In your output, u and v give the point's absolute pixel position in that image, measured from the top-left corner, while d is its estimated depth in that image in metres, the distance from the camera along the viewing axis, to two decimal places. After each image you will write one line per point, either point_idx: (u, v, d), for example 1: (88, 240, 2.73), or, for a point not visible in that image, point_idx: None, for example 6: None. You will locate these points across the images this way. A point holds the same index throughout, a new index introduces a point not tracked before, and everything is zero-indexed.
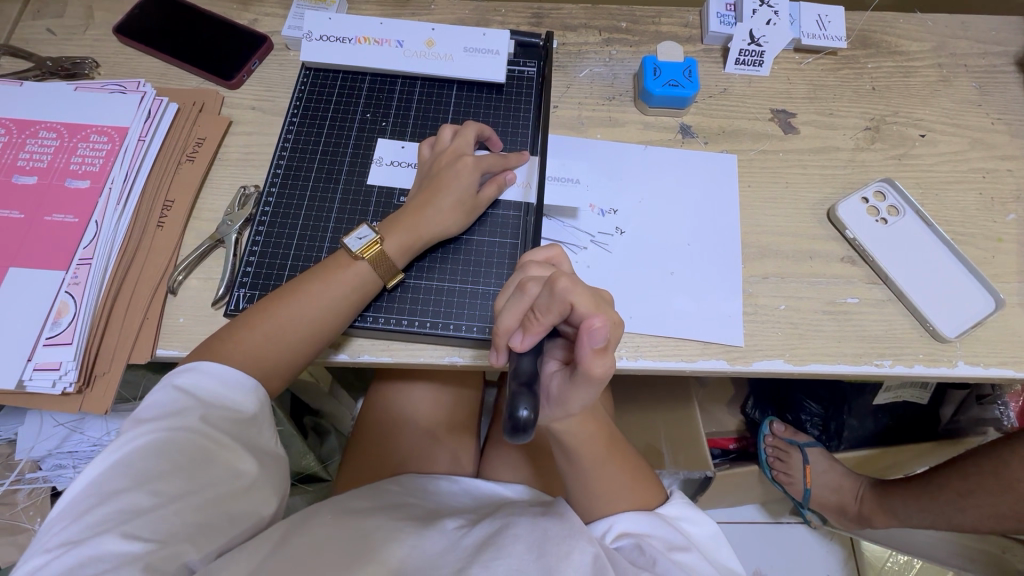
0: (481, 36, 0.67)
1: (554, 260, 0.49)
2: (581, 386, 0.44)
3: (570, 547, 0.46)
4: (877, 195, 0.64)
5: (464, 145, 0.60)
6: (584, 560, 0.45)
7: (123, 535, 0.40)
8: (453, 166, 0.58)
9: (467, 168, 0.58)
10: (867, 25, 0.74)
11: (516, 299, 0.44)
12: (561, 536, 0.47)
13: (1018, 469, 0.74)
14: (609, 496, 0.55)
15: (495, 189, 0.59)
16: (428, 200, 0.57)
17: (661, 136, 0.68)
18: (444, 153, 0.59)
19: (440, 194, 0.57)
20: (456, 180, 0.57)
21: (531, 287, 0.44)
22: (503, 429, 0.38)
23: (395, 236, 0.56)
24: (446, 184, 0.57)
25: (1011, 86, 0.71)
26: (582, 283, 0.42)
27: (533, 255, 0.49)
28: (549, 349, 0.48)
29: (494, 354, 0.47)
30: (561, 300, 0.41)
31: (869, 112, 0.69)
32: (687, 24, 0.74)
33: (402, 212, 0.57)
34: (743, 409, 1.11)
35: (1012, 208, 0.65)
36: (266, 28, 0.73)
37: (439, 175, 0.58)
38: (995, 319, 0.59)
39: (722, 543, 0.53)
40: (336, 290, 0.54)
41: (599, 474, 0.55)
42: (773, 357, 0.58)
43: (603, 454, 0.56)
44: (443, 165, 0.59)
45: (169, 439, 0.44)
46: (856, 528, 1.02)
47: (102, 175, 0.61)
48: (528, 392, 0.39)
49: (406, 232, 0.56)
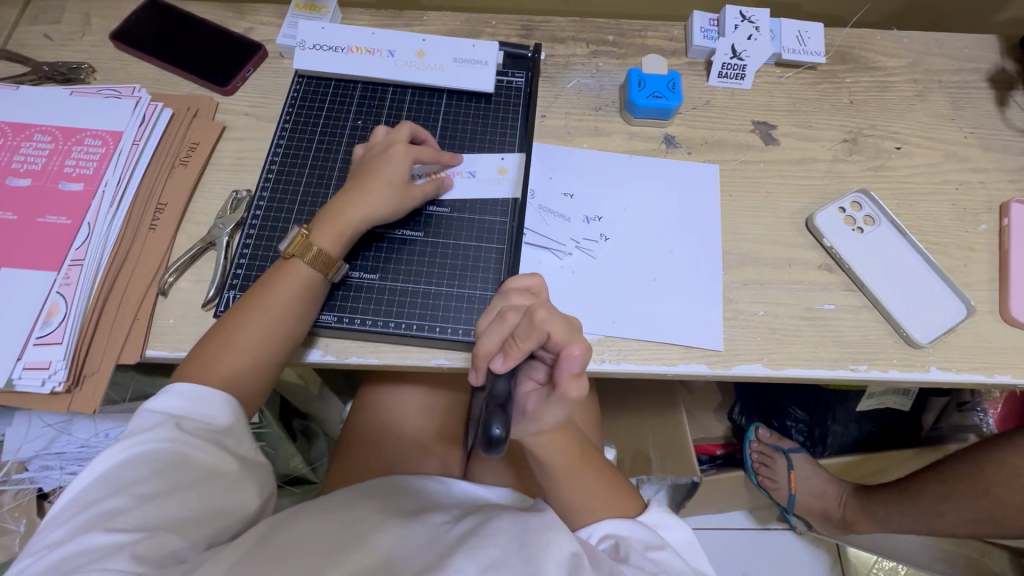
0: (470, 47, 0.69)
1: (535, 288, 0.50)
2: (559, 398, 0.44)
3: (549, 540, 0.46)
4: (854, 205, 0.66)
5: (397, 138, 0.61)
6: (562, 554, 0.45)
7: (107, 529, 0.41)
8: (383, 155, 0.60)
9: (396, 155, 0.59)
10: (846, 41, 0.76)
11: (497, 325, 0.45)
12: (541, 528, 0.48)
13: (992, 473, 0.75)
14: (590, 505, 0.56)
15: (433, 185, 0.61)
16: (353, 190, 0.58)
17: (645, 147, 0.69)
18: (373, 147, 0.61)
19: (370, 181, 0.58)
20: (388, 167, 0.59)
21: (511, 316, 0.45)
22: (477, 446, 0.39)
23: (325, 229, 0.56)
24: (377, 171, 0.58)
25: (983, 102, 0.73)
26: (557, 312, 0.45)
27: (516, 282, 0.50)
28: (526, 370, 0.47)
29: (471, 374, 0.46)
30: (540, 327, 0.43)
31: (847, 125, 0.72)
32: (673, 38, 0.76)
33: (333, 203, 0.58)
34: (730, 415, 1.13)
35: (984, 219, 0.67)
36: (261, 36, 0.75)
37: (365, 167, 0.60)
38: (968, 326, 0.61)
39: (697, 548, 0.54)
40: (291, 291, 0.55)
41: (579, 484, 0.56)
42: (753, 361, 0.59)
43: (579, 466, 0.57)
44: (375, 154, 0.60)
45: (147, 448, 0.45)
46: (840, 533, 1.03)
47: (96, 178, 0.62)
48: (501, 413, 0.40)
49: (332, 224, 0.57)
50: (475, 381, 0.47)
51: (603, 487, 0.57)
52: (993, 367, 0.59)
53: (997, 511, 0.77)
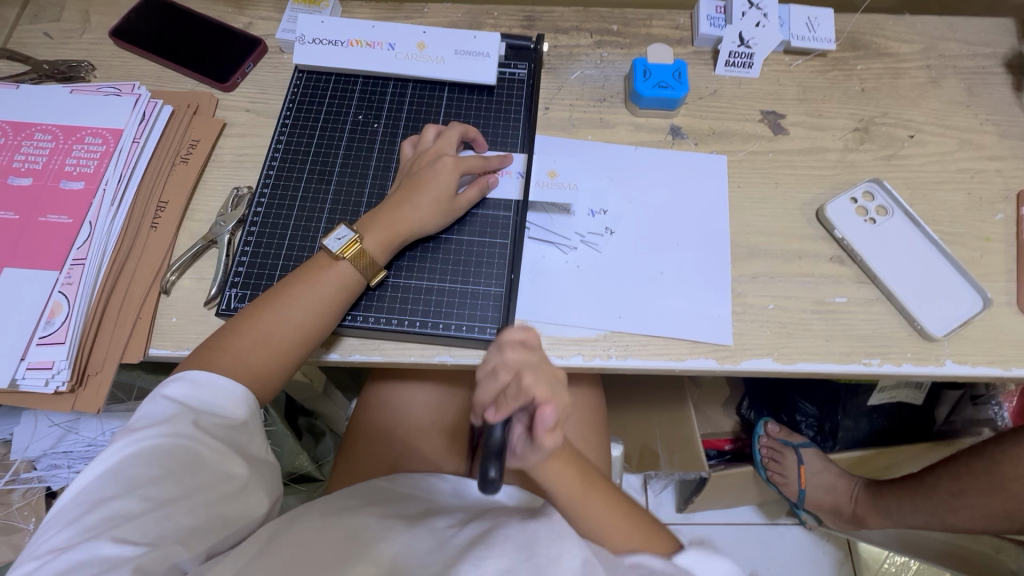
0: (472, 39, 0.68)
1: (530, 335, 0.47)
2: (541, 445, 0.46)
3: (560, 550, 0.46)
4: (866, 195, 0.64)
5: (446, 146, 0.61)
6: (573, 564, 0.45)
7: (116, 537, 0.40)
8: (433, 165, 0.59)
9: (447, 167, 0.58)
10: (857, 27, 0.75)
11: (487, 378, 0.44)
12: (550, 538, 0.47)
13: (1009, 469, 0.73)
14: (607, 528, 0.55)
15: (477, 191, 0.60)
16: (405, 198, 0.57)
17: (651, 138, 0.68)
18: (426, 152, 0.61)
19: (419, 192, 0.58)
20: (435, 178, 0.58)
21: (504, 372, 0.44)
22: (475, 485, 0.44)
23: (375, 234, 0.56)
24: (426, 182, 0.58)
25: (1000, 88, 0.71)
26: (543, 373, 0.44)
27: (509, 331, 0.46)
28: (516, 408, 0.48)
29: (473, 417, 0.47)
30: (524, 395, 0.43)
31: (858, 113, 0.70)
32: (679, 26, 0.75)
33: (384, 209, 0.58)
34: (739, 410, 1.11)
35: (1000, 208, 0.65)
36: (261, 31, 0.74)
37: (418, 174, 0.59)
38: (984, 319, 0.59)
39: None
40: (321, 292, 0.54)
41: (592, 506, 0.55)
42: (762, 356, 0.58)
43: (583, 492, 0.55)
44: (424, 164, 0.60)
45: (161, 446, 0.44)
46: (851, 528, 1.02)
47: (96, 176, 0.62)
48: (496, 456, 0.43)
49: (384, 229, 0.57)
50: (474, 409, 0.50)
51: (611, 511, 0.56)
52: (1011, 361, 0.58)
53: (1012, 508, 0.75)
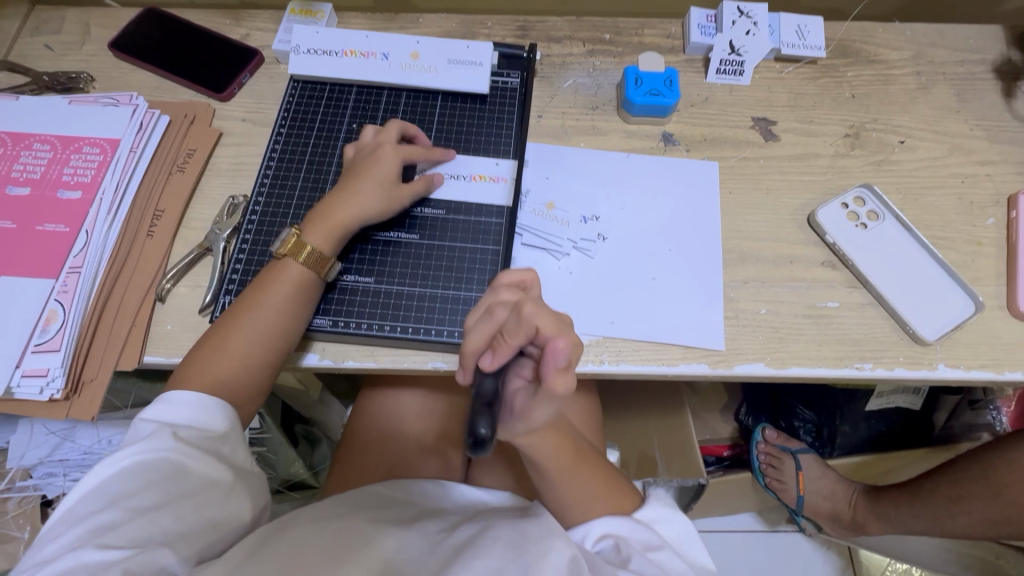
0: (465, 48, 0.69)
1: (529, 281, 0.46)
2: (545, 395, 0.42)
3: (547, 548, 0.45)
4: (857, 200, 0.65)
5: (384, 139, 0.61)
6: (560, 560, 0.44)
7: (100, 544, 0.40)
8: (372, 158, 0.59)
9: (385, 156, 0.59)
10: (847, 34, 0.75)
11: (484, 318, 0.43)
12: (539, 537, 0.47)
13: (1007, 474, 0.73)
14: (587, 502, 0.54)
15: (423, 182, 0.61)
16: (346, 192, 0.58)
17: (643, 145, 0.69)
18: (365, 147, 0.61)
19: (359, 184, 0.58)
20: (374, 170, 0.59)
21: (498, 310, 0.43)
22: (462, 445, 0.39)
23: (318, 232, 0.56)
24: (367, 170, 0.58)
25: (989, 93, 0.72)
26: (547, 306, 0.42)
27: (507, 274, 0.46)
28: (515, 366, 0.44)
29: (459, 372, 0.45)
30: (527, 323, 0.41)
31: (849, 119, 0.70)
32: (670, 35, 0.76)
33: (323, 206, 0.58)
34: (737, 416, 1.11)
35: (992, 212, 0.65)
36: (258, 42, 0.75)
37: (359, 167, 0.59)
38: (975, 323, 0.60)
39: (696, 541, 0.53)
40: (286, 297, 0.54)
41: (574, 482, 0.54)
42: (754, 361, 0.58)
43: (570, 465, 0.54)
44: (363, 157, 0.60)
45: (141, 460, 0.45)
46: (851, 535, 1.01)
47: (93, 185, 0.63)
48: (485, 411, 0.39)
49: (327, 225, 0.57)
50: (465, 379, 0.45)
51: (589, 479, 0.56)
52: (1004, 365, 0.58)
53: (1010, 514, 0.74)
